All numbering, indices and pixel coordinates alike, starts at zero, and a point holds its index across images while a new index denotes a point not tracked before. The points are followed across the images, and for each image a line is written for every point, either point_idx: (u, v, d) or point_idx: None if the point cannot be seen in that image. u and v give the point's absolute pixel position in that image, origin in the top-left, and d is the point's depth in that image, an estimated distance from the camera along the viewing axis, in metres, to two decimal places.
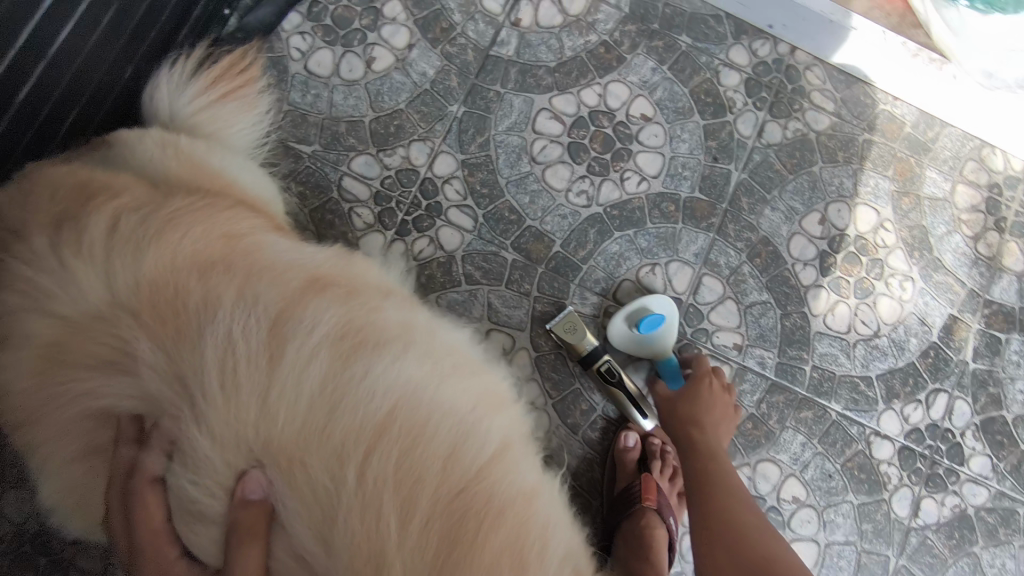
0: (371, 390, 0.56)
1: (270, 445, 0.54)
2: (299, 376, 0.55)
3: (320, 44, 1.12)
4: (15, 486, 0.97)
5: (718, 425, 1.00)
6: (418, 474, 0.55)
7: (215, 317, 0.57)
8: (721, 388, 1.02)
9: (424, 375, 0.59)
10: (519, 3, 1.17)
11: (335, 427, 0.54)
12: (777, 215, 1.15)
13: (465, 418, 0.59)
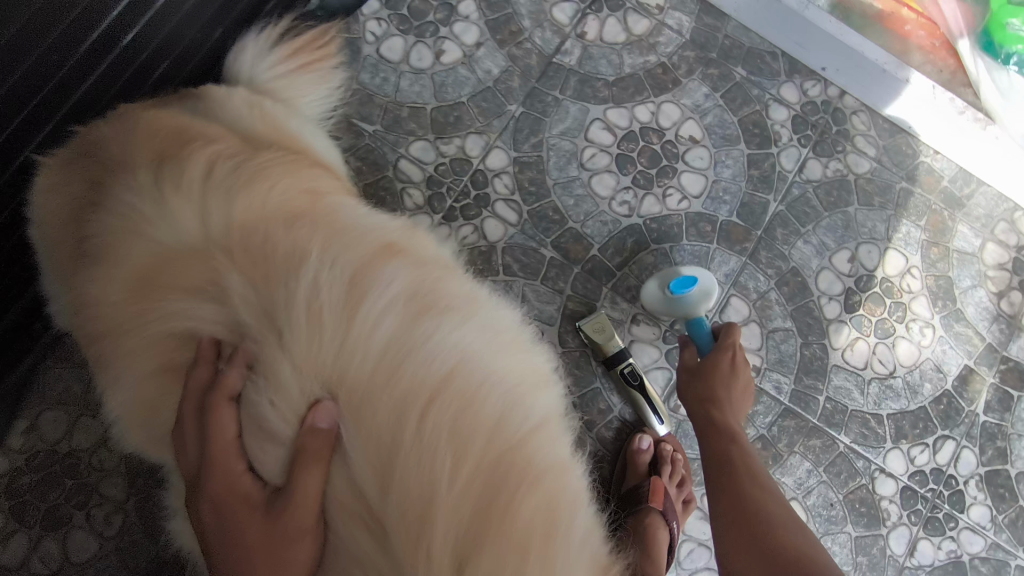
0: (435, 348, 0.61)
1: (339, 381, 0.58)
2: (372, 325, 0.60)
3: (394, 31, 1.18)
4: (53, 408, 1.01)
5: (733, 403, 1.02)
6: (470, 429, 0.59)
7: (300, 261, 0.63)
8: (739, 365, 1.04)
9: (481, 343, 0.64)
10: (586, 17, 1.23)
11: (400, 376, 0.58)
12: (808, 248, 1.19)
13: (513, 388, 0.64)
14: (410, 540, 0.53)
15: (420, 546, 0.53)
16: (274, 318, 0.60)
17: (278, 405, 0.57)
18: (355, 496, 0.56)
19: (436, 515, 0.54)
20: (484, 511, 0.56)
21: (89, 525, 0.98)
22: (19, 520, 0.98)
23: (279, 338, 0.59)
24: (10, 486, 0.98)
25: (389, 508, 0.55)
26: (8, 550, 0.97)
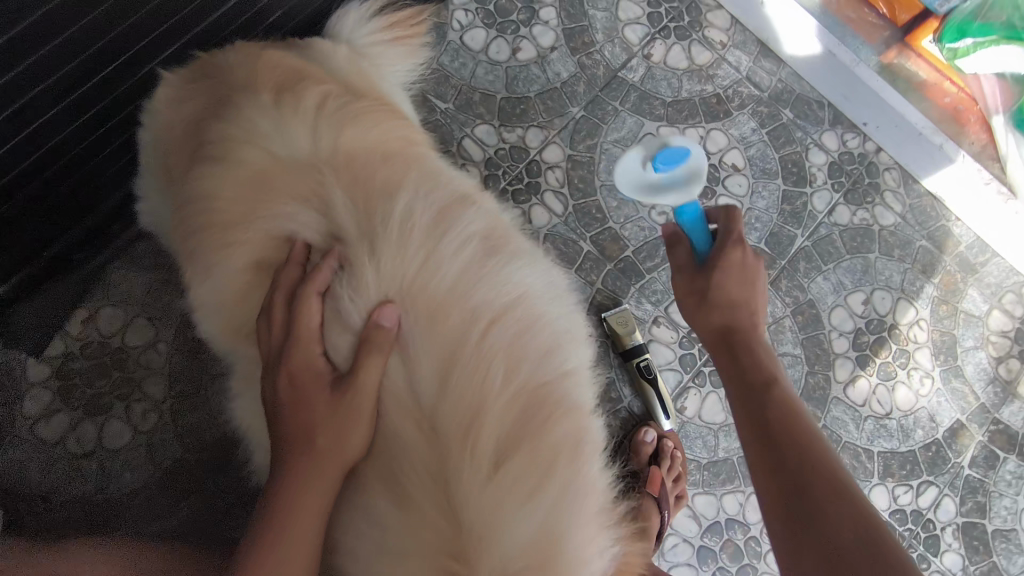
0: (501, 282, 0.70)
1: (416, 295, 0.67)
2: (451, 252, 0.69)
3: (479, 23, 1.27)
4: (112, 305, 1.10)
5: (754, 327, 0.82)
6: (520, 356, 0.68)
7: (393, 192, 0.72)
8: (752, 271, 0.83)
9: (540, 288, 0.73)
10: (655, 41, 1.33)
11: (468, 302, 0.68)
12: (827, 285, 1.28)
13: (561, 331, 0.72)
14: (457, 437, 0.62)
15: (465, 444, 0.62)
16: (365, 232, 0.69)
17: (353, 303, 0.66)
18: (410, 394, 0.65)
19: (483, 421, 0.63)
20: (520, 429, 0.65)
21: (126, 417, 1.07)
22: (64, 401, 1.06)
23: (368, 249, 0.68)
24: (62, 369, 1.07)
25: (441, 409, 0.64)
26: (49, 426, 1.05)
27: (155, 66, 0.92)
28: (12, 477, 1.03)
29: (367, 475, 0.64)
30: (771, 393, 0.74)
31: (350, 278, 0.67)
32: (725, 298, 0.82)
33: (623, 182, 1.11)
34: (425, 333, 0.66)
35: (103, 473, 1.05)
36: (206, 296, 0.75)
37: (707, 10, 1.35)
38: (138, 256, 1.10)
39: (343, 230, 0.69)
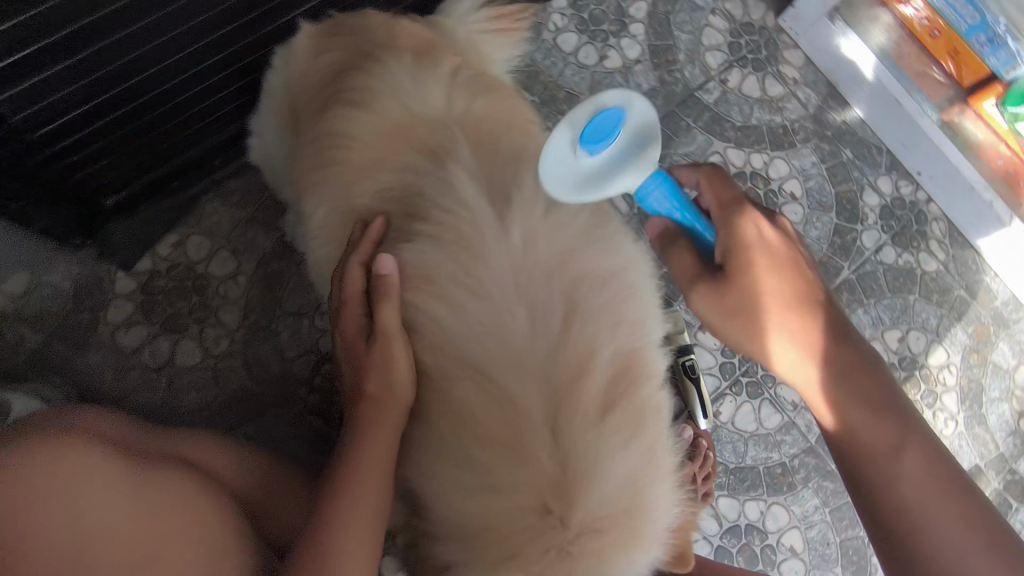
0: (609, 252, 0.77)
1: (532, 249, 0.74)
2: (569, 218, 0.76)
3: (572, 29, 1.36)
4: (199, 233, 1.16)
5: (831, 340, 0.68)
6: (623, 318, 0.74)
7: (513, 163, 0.80)
8: (773, 251, 0.69)
9: (639, 265, 0.80)
10: (732, 68, 1.41)
11: (577, 268, 0.74)
12: (866, 318, 1.33)
13: (654, 306, 0.79)
14: (559, 388, 0.69)
15: (567, 396, 0.69)
16: (484, 190, 0.76)
17: (471, 252, 0.74)
18: (518, 343, 0.71)
19: (585, 379, 0.70)
20: (615, 390, 0.71)
21: (200, 339, 1.14)
22: (145, 315, 1.13)
23: (488, 204, 0.75)
24: (145, 285, 1.13)
25: (547, 361, 0.70)
26: (128, 336, 1.12)
27: (294, 18, 1.00)
28: (88, 377, 1.09)
29: (460, 409, 0.70)
30: (896, 471, 0.67)
31: (470, 229, 0.74)
32: (789, 329, 0.68)
33: (553, 187, 0.66)
34: (537, 290, 0.72)
35: (172, 387, 1.12)
36: (326, 229, 0.84)
37: (784, 48, 1.44)
38: (231, 191, 1.17)
39: (462, 185, 0.76)
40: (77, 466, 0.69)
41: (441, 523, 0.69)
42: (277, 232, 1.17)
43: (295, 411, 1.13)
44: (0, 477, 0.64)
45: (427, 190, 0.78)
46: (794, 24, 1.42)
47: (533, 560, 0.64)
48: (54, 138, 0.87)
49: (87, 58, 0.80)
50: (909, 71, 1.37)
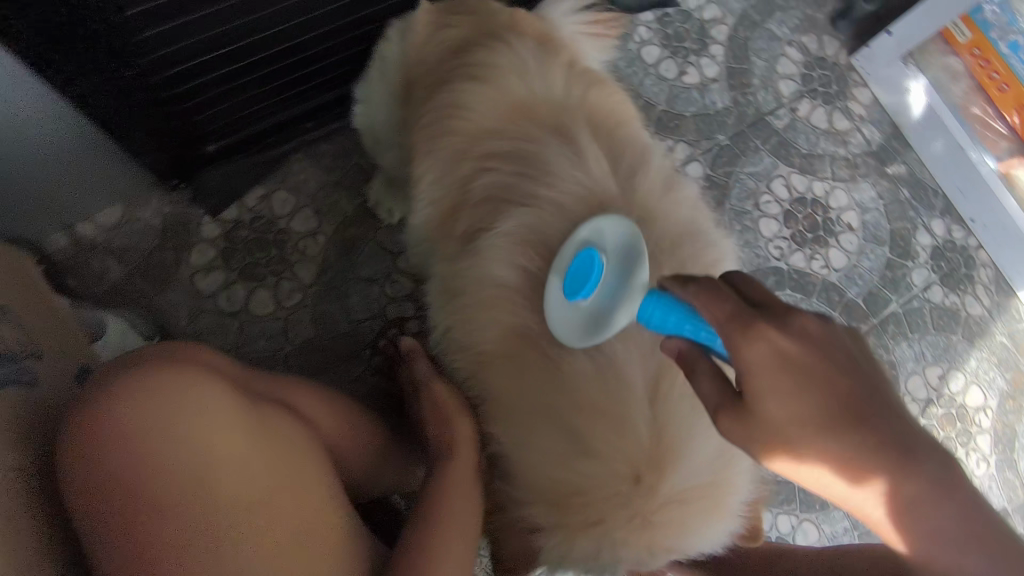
0: (707, 247, 0.82)
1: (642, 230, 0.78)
2: (672, 211, 0.82)
3: (656, 43, 1.42)
4: (285, 188, 1.19)
5: (904, 478, 0.45)
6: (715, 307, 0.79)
7: (621, 152, 0.85)
8: (796, 361, 0.46)
9: (728, 263, 0.86)
10: (803, 98, 1.46)
11: (678, 251, 0.79)
12: (909, 352, 1.36)
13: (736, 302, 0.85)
14: (659, 362, 0.73)
15: (667, 370, 0.72)
16: (604, 173, 0.80)
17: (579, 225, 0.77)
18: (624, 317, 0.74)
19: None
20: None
21: (274, 292, 1.16)
22: (225, 262, 1.15)
23: (599, 185, 0.80)
24: (229, 233, 1.16)
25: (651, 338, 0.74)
26: (206, 279, 1.14)
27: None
28: (165, 313, 1.11)
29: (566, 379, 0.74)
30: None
31: (591, 211, 0.79)
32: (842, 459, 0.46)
33: (566, 338, 0.72)
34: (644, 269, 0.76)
35: (242, 334, 1.13)
36: (434, 192, 0.89)
37: (853, 86, 1.50)
38: (321, 153, 1.21)
39: (583, 164, 0.81)
40: (193, 404, 0.66)
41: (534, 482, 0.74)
42: (360, 198, 1.21)
43: (358, 370, 1.15)
44: (116, 416, 0.61)
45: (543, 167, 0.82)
46: (866, 64, 1.48)
47: (618, 527, 0.69)
48: (185, 78, 0.91)
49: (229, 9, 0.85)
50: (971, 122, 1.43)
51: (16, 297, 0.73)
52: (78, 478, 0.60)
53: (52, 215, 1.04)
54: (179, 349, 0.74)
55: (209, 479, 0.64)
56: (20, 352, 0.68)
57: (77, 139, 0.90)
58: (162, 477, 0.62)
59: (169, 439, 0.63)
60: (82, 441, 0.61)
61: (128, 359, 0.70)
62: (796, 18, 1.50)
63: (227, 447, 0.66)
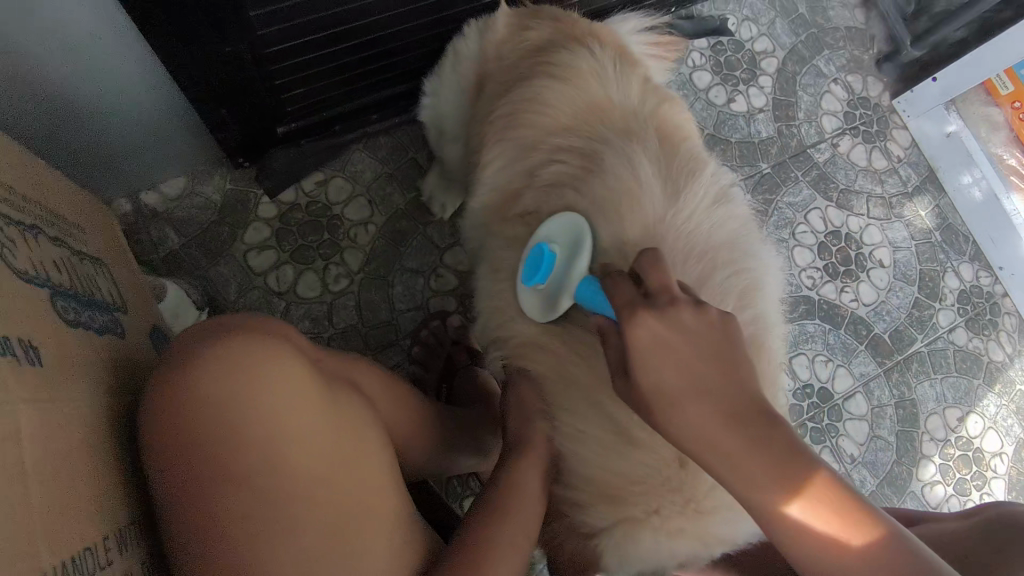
0: (757, 257, 0.84)
1: (703, 237, 0.80)
2: (727, 217, 0.84)
3: (708, 69, 1.46)
4: (343, 176, 1.23)
5: (756, 438, 0.53)
6: (761, 312, 0.80)
7: (680, 159, 0.85)
8: (669, 340, 0.56)
9: (774, 274, 0.87)
10: (844, 134, 1.50)
11: (719, 253, 0.80)
12: (931, 391, 1.39)
13: (778, 311, 0.86)
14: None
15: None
16: (648, 175, 0.81)
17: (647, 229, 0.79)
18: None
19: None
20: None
21: (322, 275, 1.18)
22: (278, 241, 1.18)
23: (670, 191, 0.80)
24: (284, 215, 1.19)
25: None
26: (258, 257, 1.16)
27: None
28: (215, 285, 1.14)
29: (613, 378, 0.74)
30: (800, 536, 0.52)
31: (639, 197, 0.79)
32: (710, 423, 0.54)
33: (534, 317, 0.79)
34: (678, 261, 0.77)
35: (287, 313, 1.15)
36: (499, 181, 0.91)
37: (893, 127, 1.53)
38: (379, 146, 1.26)
39: (632, 166, 0.81)
40: (273, 377, 0.59)
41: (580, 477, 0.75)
42: (414, 191, 1.25)
43: (395, 358, 1.17)
44: (193, 388, 0.55)
45: (605, 167, 0.82)
46: (908, 108, 1.53)
47: (674, 515, 0.69)
48: (276, 58, 0.96)
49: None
50: (1004, 173, 1.47)
51: (108, 253, 0.76)
52: (166, 444, 0.54)
53: (123, 182, 1.09)
54: (263, 318, 0.67)
55: (294, 461, 0.57)
56: (112, 305, 0.67)
57: (144, 107, 0.96)
58: (248, 453, 0.56)
59: (259, 413, 0.57)
60: (170, 406, 0.55)
61: (211, 325, 0.62)
62: (843, 57, 1.55)
63: (313, 429, 0.59)
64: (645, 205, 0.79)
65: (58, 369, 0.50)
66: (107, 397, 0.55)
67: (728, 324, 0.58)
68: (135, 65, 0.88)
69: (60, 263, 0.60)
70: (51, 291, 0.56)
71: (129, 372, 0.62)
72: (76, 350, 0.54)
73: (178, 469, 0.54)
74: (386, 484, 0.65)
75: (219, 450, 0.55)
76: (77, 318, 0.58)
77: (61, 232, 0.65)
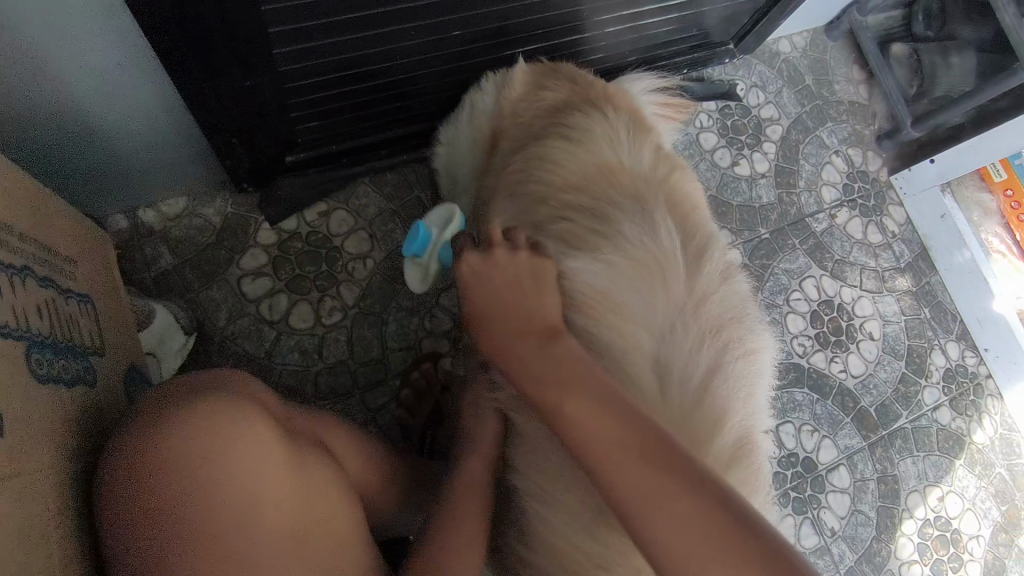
0: (759, 335, 0.81)
1: (712, 309, 0.77)
2: (735, 291, 0.81)
3: (715, 131, 1.49)
4: (344, 206, 1.22)
5: (546, 346, 0.67)
6: (752, 393, 0.77)
7: (692, 231, 0.84)
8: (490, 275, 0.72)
9: (771, 355, 0.85)
10: (841, 206, 1.53)
11: (732, 334, 0.77)
12: (912, 468, 1.39)
13: (769, 394, 0.83)
14: (689, 435, 0.69)
15: (695, 446, 0.68)
16: (664, 247, 0.79)
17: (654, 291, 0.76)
18: (657, 377, 0.71)
19: (716, 436, 0.70)
20: (735, 458, 0.70)
21: (316, 307, 1.16)
22: (274, 269, 1.16)
23: (685, 260, 0.79)
24: (283, 243, 1.17)
25: (685, 413, 0.70)
26: (252, 284, 1.14)
27: (519, 50, 1.11)
28: (205, 310, 1.11)
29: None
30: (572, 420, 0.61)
31: (655, 273, 0.77)
32: (510, 337, 0.69)
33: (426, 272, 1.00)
34: (692, 339, 0.73)
35: (275, 344, 1.12)
36: None
37: (890, 202, 1.57)
38: (384, 182, 1.25)
39: (650, 234, 0.79)
40: (244, 432, 0.55)
41: (539, 551, 0.68)
42: None
43: (382, 399, 1.14)
44: (159, 439, 0.51)
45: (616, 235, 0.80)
46: (906, 186, 1.56)
47: None
48: (294, 91, 0.96)
49: (357, 39, 0.90)
50: (989, 248, 1.52)
51: (97, 282, 0.73)
52: (121, 506, 0.50)
53: (120, 198, 1.07)
54: (237, 376, 0.63)
55: (253, 523, 0.53)
56: (89, 349, 0.63)
57: (118, 141, 0.93)
58: (203, 514, 0.51)
59: (223, 471, 0.52)
60: (131, 466, 0.51)
61: (183, 382, 0.58)
62: (845, 130, 1.59)
63: (278, 486, 0.55)
64: (664, 283, 0.76)
65: (34, 422, 0.48)
66: (71, 453, 0.52)
67: (540, 268, 0.73)
68: (147, 90, 0.86)
69: (44, 306, 0.56)
70: (28, 342, 0.51)
71: (97, 428, 0.58)
72: (50, 398, 0.51)
73: (131, 535, 0.49)
74: (352, 543, 0.61)
75: (175, 513, 0.50)
76: (49, 372, 0.53)
77: (50, 268, 0.61)
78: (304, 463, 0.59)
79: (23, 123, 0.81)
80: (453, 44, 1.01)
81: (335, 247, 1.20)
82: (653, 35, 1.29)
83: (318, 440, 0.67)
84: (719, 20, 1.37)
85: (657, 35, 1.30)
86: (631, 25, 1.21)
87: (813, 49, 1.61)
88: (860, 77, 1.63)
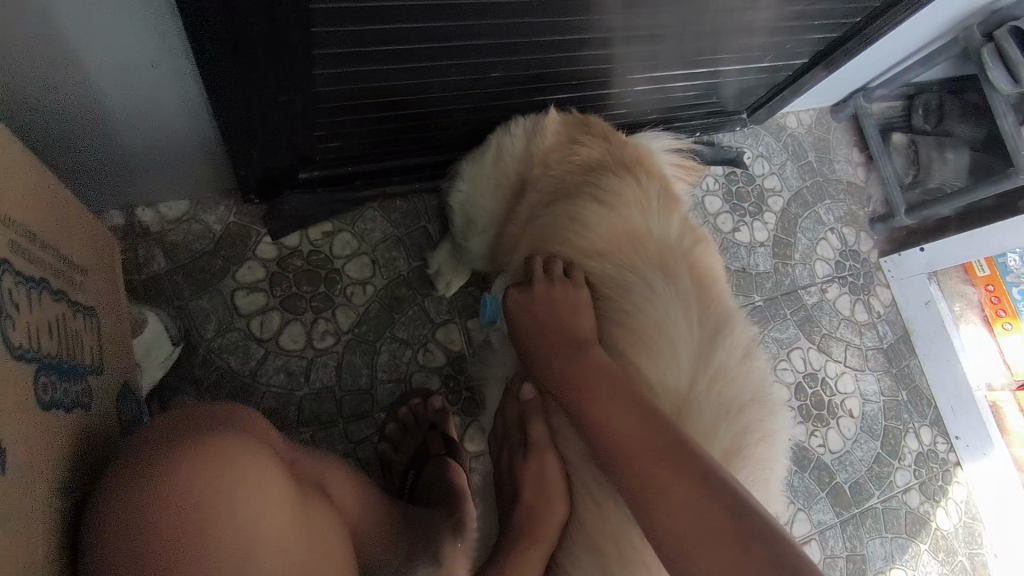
0: (778, 422, 0.82)
1: (730, 395, 0.78)
2: (755, 375, 0.83)
3: (720, 196, 1.52)
4: (350, 228, 1.20)
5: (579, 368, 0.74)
6: (766, 482, 0.78)
7: (716, 309, 0.85)
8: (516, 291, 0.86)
9: (787, 443, 0.85)
10: (833, 282, 1.56)
11: (751, 416, 0.78)
12: (880, 548, 1.40)
13: (781, 483, 0.84)
14: None
15: None
16: (684, 324, 0.80)
17: (659, 360, 0.78)
18: None
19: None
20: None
21: (308, 329, 1.12)
22: (270, 285, 1.12)
23: (705, 338, 0.80)
24: (283, 260, 1.14)
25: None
26: (246, 299, 1.10)
27: (549, 98, 1.12)
28: (195, 320, 1.06)
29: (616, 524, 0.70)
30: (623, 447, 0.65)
31: (661, 342, 0.79)
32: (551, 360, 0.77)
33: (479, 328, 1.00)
34: (716, 416, 0.76)
35: (262, 363, 1.08)
36: None
37: (877, 283, 1.62)
38: (394, 208, 1.23)
39: (666, 305, 0.81)
40: (250, 481, 0.53)
41: None
42: (420, 261, 1.22)
43: (366, 431, 1.11)
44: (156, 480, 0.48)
45: (640, 309, 0.81)
46: (894, 269, 1.61)
47: None
48: (324, 112, 0.94)
49: (398, 70, 0.89)
50: (956, 319, 1.57)
51: (98, 293, 0.71)
52: (108, 548, 0.47)
53: (121, 195, 1.03)
54: (232, 412, 0.60)
55: (258, 564, 0.51)
56: (88, 368, 0.62)
57: (134, 142, 0.91)
58: (207, 556, 0.48)
59: (223, 522, 0.50)
60: (125, 510, 0.47)
61: (177, 417, 0.55)
62: (842, 210, 1.64)
63: (276, 542, 0.53)
64: (678, 354, 0.78)
65: (28, 452, 0.45)
66: (58, 489, 0.49)
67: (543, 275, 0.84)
68: (173, 95, 0.84)
69: (54, 324, 0.56)
70: (37, 364, 0.51)
71: (83, 456, 0.55)
72: (44, 425, 0.49)
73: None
74: None
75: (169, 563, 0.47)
76: (50, 398, 0.52)
77: (62, 282, 0.61)
78: (302, 519, 0.58)
79: (41, 113, 0.78)
80: (487, 85, 1.01)
81: (335, 269, 1.17)
82: (674, 98, 1.32)
83: (317, 486, 0.65)
84: (736, 91, 1.40)
85: (678, 98, 1.33)
86: (657, 86, 1.24)
87: (818, 128, 1.67)
88: (859, 159, 1.69)
